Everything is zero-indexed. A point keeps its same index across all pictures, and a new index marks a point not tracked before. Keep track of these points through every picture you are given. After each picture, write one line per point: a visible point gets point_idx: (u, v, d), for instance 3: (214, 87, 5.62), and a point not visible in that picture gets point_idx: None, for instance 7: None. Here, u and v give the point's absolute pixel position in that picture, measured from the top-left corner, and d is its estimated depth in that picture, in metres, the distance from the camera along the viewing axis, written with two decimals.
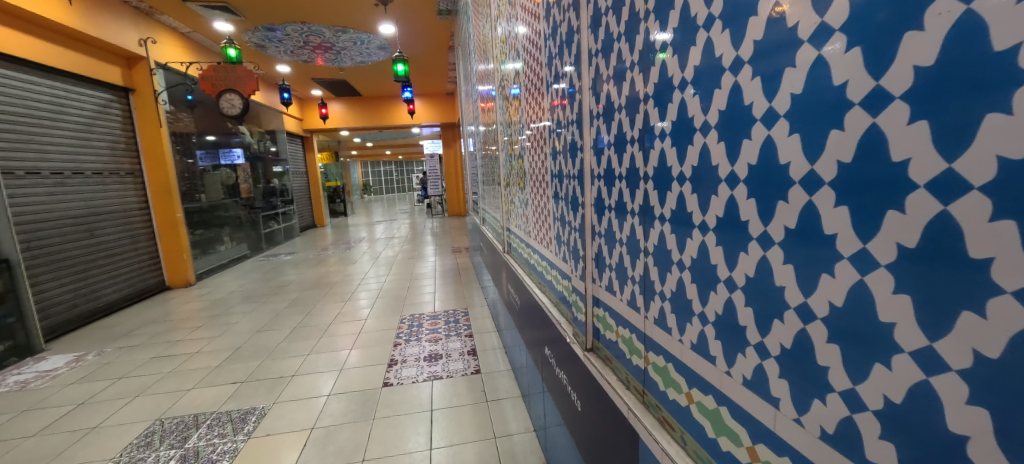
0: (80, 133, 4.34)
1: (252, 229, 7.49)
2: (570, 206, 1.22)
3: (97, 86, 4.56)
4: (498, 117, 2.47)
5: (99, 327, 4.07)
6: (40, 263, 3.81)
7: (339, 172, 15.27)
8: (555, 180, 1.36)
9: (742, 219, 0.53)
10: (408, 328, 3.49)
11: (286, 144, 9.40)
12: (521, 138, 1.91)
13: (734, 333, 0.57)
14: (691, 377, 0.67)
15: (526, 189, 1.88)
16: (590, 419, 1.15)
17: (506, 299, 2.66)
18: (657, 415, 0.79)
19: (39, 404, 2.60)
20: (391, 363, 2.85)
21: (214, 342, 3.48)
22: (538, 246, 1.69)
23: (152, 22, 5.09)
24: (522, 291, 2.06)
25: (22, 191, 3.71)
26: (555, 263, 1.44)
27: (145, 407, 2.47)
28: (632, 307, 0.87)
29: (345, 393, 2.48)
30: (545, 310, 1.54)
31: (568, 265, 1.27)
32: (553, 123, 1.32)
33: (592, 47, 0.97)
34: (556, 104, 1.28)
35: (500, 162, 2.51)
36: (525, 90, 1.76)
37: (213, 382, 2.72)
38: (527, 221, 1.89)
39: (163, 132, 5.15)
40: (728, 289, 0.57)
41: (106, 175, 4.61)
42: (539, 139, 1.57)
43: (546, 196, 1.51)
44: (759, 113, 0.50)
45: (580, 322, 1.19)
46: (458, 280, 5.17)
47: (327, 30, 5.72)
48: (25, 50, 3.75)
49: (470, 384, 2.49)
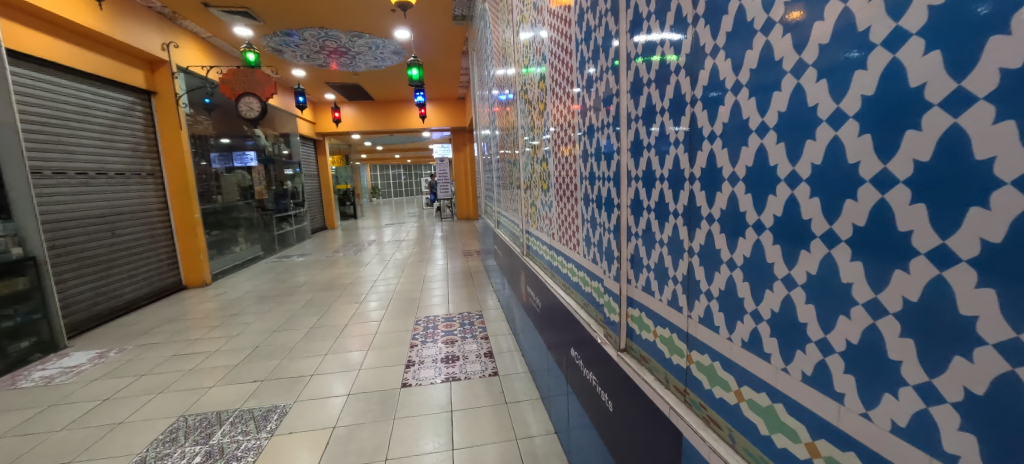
0: (105, 134, 4.43)
1: (265, 230, 7.61)
2: (600, 208, 1.24)
3: (120, 88, 4.67)
4: (519, 121, 2.49)
5: (120, 324, 4.14)
6: (65, 261, 3.89)
7: (350, 176, 15.37)
8: (584, 182, 1.38)
9: (804, 218, 0.54)
10: (423, 330, 3.51)
11: (299, 148, 9.53)
12: (545, 141, 1.93)
13: (791, 334, 0.58)
14: (741, 375, 0.68)
15: (550, 193, 1.90)
16: (625, 420, 1.15)
17: (525, 301, 2.66)
18: (701, 414, 0.80)
19: (65, 400, 2.65)
20: (409, 363, 2.87)
21: (232, 341, 3.53)
22: (564, 249, 1.70)
23: (174, 27, 5.22)
24: (544, 292, 2.08)
25: (49, 191, 3.79)
26: (583, 264, 1.44)
27: (169, 403, 2.51)
28: (672, 306, 0.88)
29: (363, 393, 2.50)
30: (572, 311, 1.55)
31: (600, 267, 1.28)
32: (584, 127, 1.34)
33: (631, 51, 0.99)
34: (588, 108, 1.30)
35: (520, 165, 2.52)
36: (551, 93, 1.77)
37: (234, 380, 2.75)
38: (551, 224, 1.91)
39: (182, 133, 5.25)
40: (786, 287, 0.58)
41: (128, 175, 4.70)
42: (566, 142, 1.58)
43: (574, 199, 1.52)
44: (824, 114, 0.51)
45: (613, 323, 1.20)
46: (469, 283, 5.20)
47: (343, 35, 5.83)
48: (56, 54, 3.87)
49: (489, 386, 2.50)
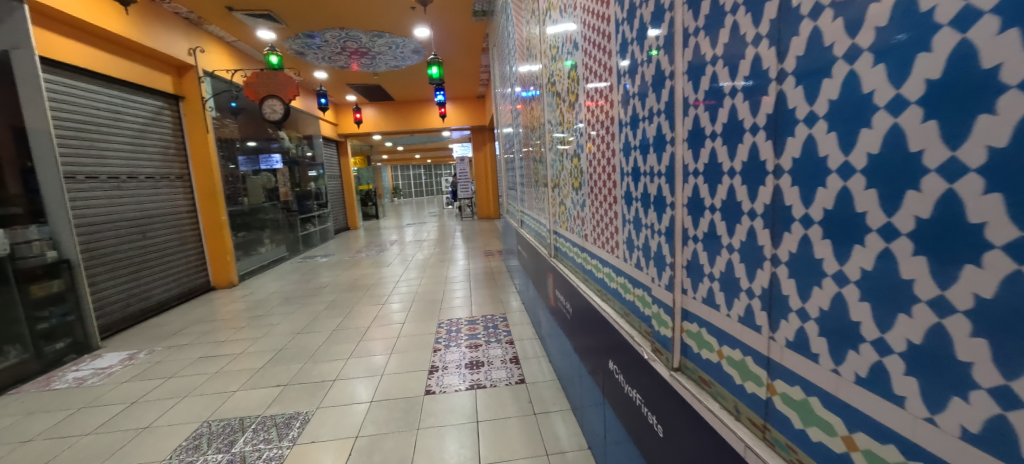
0: (136, 139, 4.52)
1: (290, 231, 7.71)
2: (646, 207, 1.11)
3: (150, 94, 4.76)
4: (546, 115, 2.36)
5: (150, 325, 4.21)
6: (98, 263, 3.96)
7: (371, 176, 15.47)
8: (625, 178, 1.25)
9: (973, 222, 0.42)
10: (446, 333, 3.42)
11: (322, 149, 9.63)
12: (575, 136, 1.80)
13: (944, 377, 0.46)
14: (855, 418, 0.56)
15: (582, 190, 1.77)
16: (678, 446, 1.02)
17: (553, 306, 2.53)
18: (789, 457, 0.67)
19: (96, 402, 2.68)
20: (432, 369, 2.78)
21: (257, 343, 3.53)
22: (599, 252, 1.56)
23: (200, 32, 5.30)
24: (575, 297, 1.95)
25: (83, 195, 3.86)
26: (624, 269, 1.31)
27: (194, 407, 2.48)
28: (745, 324, 0.75)
29: (386, 400, 2.43)
30: (611, 321, 1.42)
31: (645, 273, 1.14)
32: (625, 117, 1.21)
33: (689, 25, 0.86)
34: (631, 94, 1.17)
35: (547, 162, 2.39)
36: (584, 82, 1.63)
37: (258, 384, 2.71)
38: (583, 224, 1.77)
39: (209, 137, 5.33)
40: (937, 313, 0.46)
41: (158, 179, 4.79)
42: (602, 135, 1.45)
43: (612, 198, 1.39)
44: (1014, 80, 0.38)
45: (662, 337, 1.07)
46: (491, 283, 5.09)
47: (364, 35, 5.81)
48: (87, 61, 3.95)
49: (515, 394, 2.39)
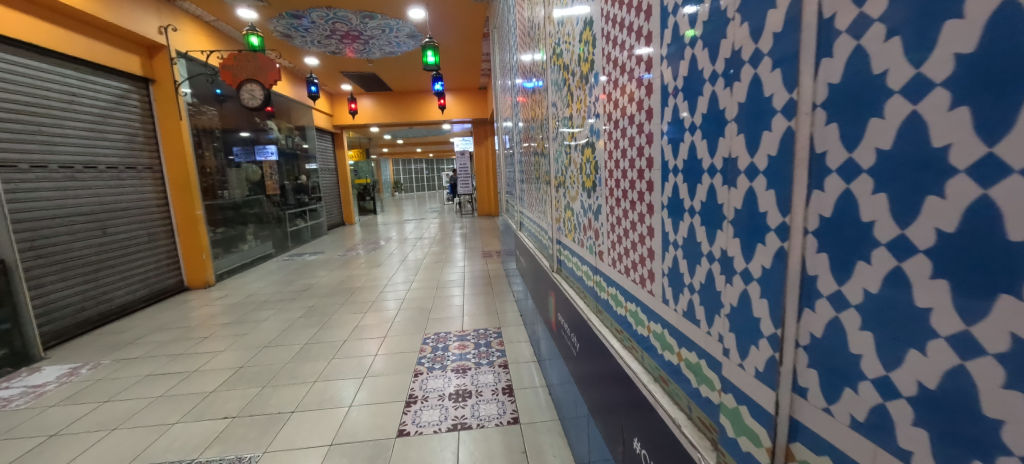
0: (95, 124, 4.06)
1: (279, 226, 7.29)
2: (715, 228, 0.66)
3: (114, 75, 4.30)
4: (550, 97, 1.92)
5: (108, 332, 3.80)
6: (45, 263, 3.54)
7: (370, 170, 14.98)
8: (671, 178, 0.80)
9: None
10: (432, 351, 2.99)
11: (316, 141, 9.17)
12: (589, 120, 1.34)
13: None
14: None
15: (595, 192, 1.32)
16: None
17: (555, 330, 2.07)
18: None
19: (10, 433, 2.25)
20: (409, 400, 2.34)
21: (219, 357, 3.11)
22: (620, 279, 1.12)
23: (173, 9, 4.85)
24: (583, 329, 1.49)
25: (26, 186, 3.41)
26: (665, 316, 0.86)
27: (119, 445, 2.06)
28: None
29: (350, 443, 1.99)
30: (641, 388, 0.97)
31: (710, 336, 0.69)
32: (677, 79, 0.76)
33: None
34: (691, 39, 0.71)
35: (551, 155, 1.94)
36: (602, 44, 1.18)
37: (202, 416, 2.29)
38: (597, 236, 1.32)
39: (183, 124, 4.87)
40: None
41: (122, 169, 4.34)
42: (631, 116, 0.99)
43: (646, 205, 0.92)
44: None
45: (739, 453, 0.62)
46: (489, 289, 4.66)
47: (354, 16, 5.34)
48: (34, 35, 3.48)
49: (508, 440, 1.94)
